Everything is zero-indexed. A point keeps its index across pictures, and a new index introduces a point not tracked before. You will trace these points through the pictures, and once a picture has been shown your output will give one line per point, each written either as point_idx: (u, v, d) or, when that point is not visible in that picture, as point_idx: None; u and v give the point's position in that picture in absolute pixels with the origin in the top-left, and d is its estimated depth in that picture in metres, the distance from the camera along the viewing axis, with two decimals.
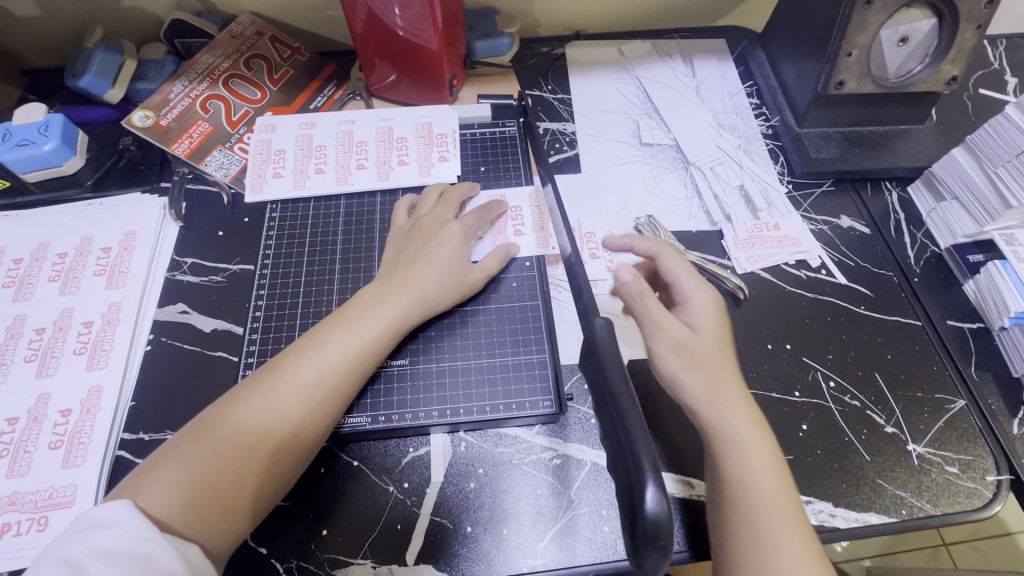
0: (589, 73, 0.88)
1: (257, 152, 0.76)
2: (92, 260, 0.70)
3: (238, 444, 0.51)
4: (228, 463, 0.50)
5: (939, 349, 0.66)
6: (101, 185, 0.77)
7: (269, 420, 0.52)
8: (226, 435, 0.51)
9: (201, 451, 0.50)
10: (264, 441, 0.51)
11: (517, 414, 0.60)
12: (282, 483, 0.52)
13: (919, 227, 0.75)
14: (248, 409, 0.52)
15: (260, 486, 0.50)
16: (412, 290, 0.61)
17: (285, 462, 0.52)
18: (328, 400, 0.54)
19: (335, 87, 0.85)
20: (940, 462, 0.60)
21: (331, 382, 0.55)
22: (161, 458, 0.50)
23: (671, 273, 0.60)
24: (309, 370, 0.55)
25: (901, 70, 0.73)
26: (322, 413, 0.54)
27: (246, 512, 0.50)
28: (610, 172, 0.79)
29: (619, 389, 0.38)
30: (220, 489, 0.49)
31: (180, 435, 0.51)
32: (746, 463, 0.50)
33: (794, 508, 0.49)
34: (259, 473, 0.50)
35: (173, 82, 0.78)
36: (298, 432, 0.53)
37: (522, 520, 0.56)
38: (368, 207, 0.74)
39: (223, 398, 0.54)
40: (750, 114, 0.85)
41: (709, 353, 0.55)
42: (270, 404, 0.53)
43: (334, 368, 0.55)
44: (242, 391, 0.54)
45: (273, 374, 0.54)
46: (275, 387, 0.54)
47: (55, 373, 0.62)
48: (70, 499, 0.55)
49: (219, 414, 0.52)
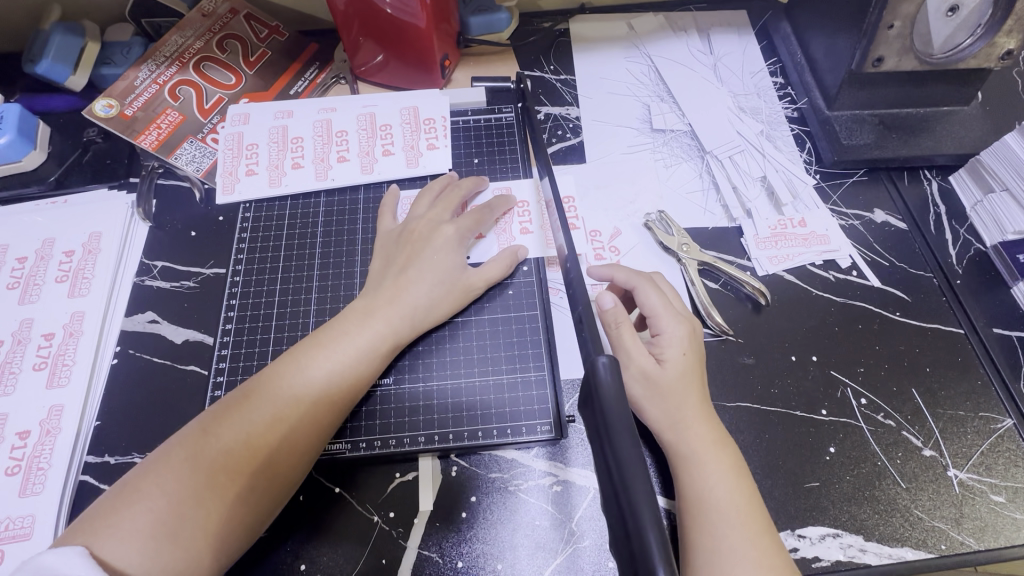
0: (596, 51, 0.81)
1: (229, 145, 0.70)
2: (54, 265, 0.64)
3: (208, 483, 0.45)
4: (196, 504, 0.44)
5: (984, 361, 0.60)
6: (65, 181, 0.71)
7: (242, 455, 0.47)
8: (193, 473, 0.45)
9: (164, 491, 0.44)
10: (236, 479, 0.46)
11: (512, 439, 0.55)
12: (256, 523, 0.47)
13: (961, 222, 0.68)
14: (218, 442, 0.47)
15: (234, 527, 0.46)
16: (403, 305, 0.56)
17: (260, 501, 0.47)
18: (307, 429, 0.49)
19: (317, 70, 0.77)
20: (984, 490, 0.54)
21: (312, 410, 0.50)
22: (115, 498, 0.44)
23: (647, 304, 0.55)
24: (287, 397, 0.50)
25: (947, 44, 0.65)
26: (301, 445, 0.49)
27: (216, 560, 0.45)
28: (618, 163, 0.72)
29: (626, 454, 0.33)
30: (187, 535, 0.43)
31: (140, 472, 0.46)
32: (705, 487, 0.47)
33: (765, 541, 0.45)
34: (232, 512, 0.45)
35: (138, 67, 0.71)
36: (275, 466, 0.48)
37: (518, 553, 0.51)
38: (350, 204, 0.68)
39: (187, 428, 0.48)
40: (773, 96, 0.77)
41: (677, 385, 0.52)
42: (244, 437, 0.47)
43: (315, 396, 0.50)
44: (210, 420, 0.48)
45: (245, 401, 0.49)
46: (249, 417, 0.48)
47: (13, 392, 0.57)
48: (28, 531, 0.51)
49: (183, 448, 0.47)
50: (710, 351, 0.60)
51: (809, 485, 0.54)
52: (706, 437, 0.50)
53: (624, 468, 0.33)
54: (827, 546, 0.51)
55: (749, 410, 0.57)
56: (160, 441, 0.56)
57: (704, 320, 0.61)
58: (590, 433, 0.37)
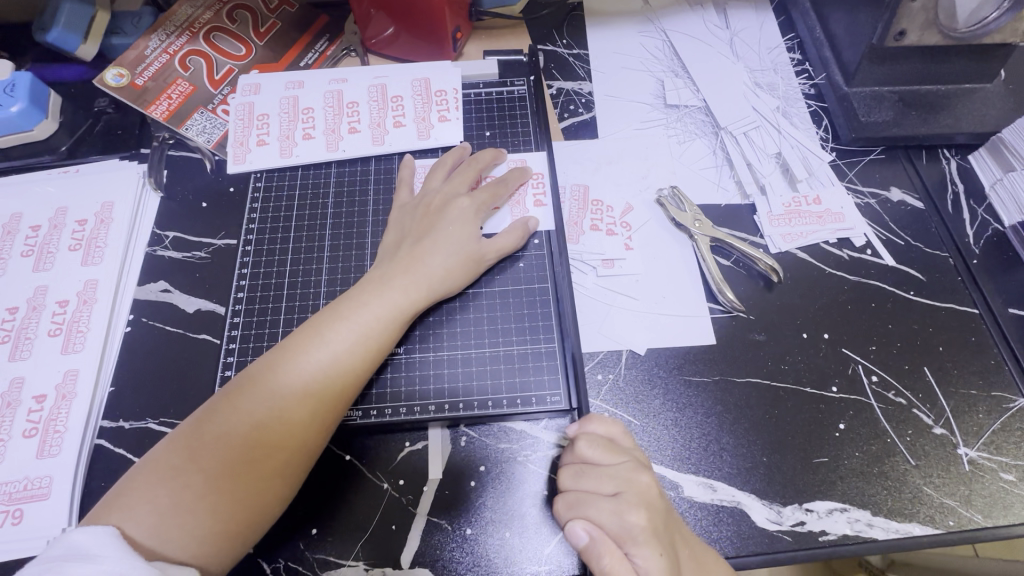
0: (610, 26, 0.79)
1: (239, 117, 0.69)
2: (67, 233, 0.65)
3: (240, 458, 0.46)
4: (231, 479, 0.45)
5: (998, 340, 0.59)
6: (77, 150, 0.71)
7: (270, 430, 0.47)
8: (226, 448, 0.46)
9: (198, 467, 0.45)
10: (267, 453, 0.47)
11: (521, 409, 0.55)
12: (288, 495, 0.48)
13: (980, 201, 0.66)
14: (246, 417, 0.47)
15: (267, 499, 0.46)
16: (417, 274, 0.55)
17: (291, 474, 0.48)
18: (332, 399, 0.49)
19: (328, 42, 0.77)
20: (994, 468, 0.54)
21: (335, 384, 0.50)
22: (145, 471, 0.45)
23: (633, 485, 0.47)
24: (311, 371, 0.49)
25: (972, 18, 0.63)
26: (326, 418, 0.49)
27: (253, 530, 0.46)
28: (630, 138, 0.71)
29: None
30: (223, 509, 0.45)
31: (169, 446, 0.47)
32: None
33: None
34: (265, 485, 0.46)
35: (149, 36, 0.71)
36: (303, 441, 0.48)
37: (527, 522, 0.51)
38: (361, 176, 0.68)
39: (213, 403, 0.48)
40: (791, 72, 0.75)
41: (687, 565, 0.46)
42: (272, 411, 0.48)
43: (337, 368, 0.50)
44: (235, 394, 0.49)
45: (268, 374, 0.49)
46: (275, 392, 0.48)
47: (29, 357, 0.58)
48: (46, 492, 0.52)
49: (213, 422, 0.47)
50: (721, 328, 0.60)
51: (818, 461, 0.54)
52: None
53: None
54: (834, 520, 0.52)
55: (760, 386, 0.57)
56: (175, 407, 0.57)
57: (716, 297, 0.61)
58: None
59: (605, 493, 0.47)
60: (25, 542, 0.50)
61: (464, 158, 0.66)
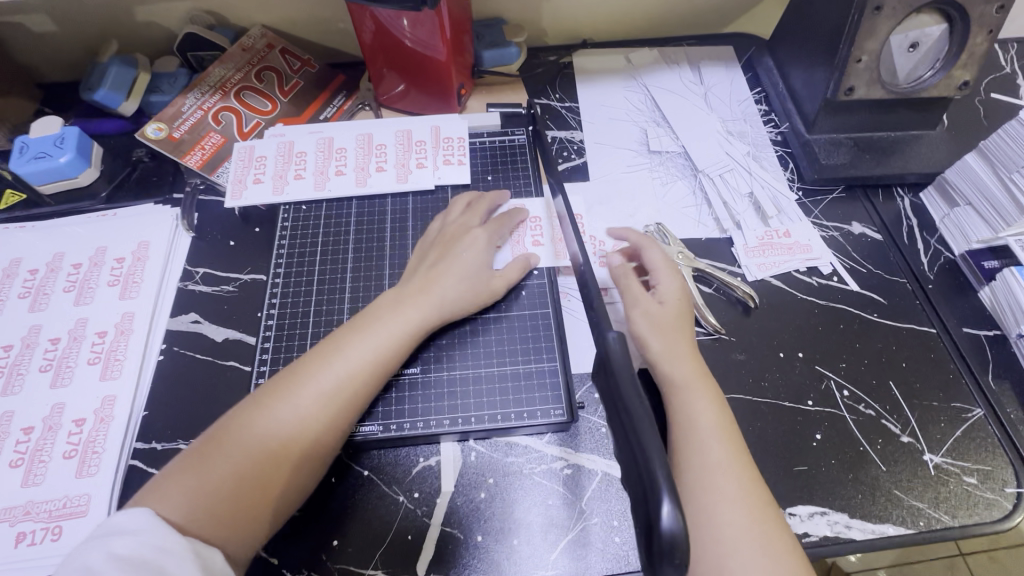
0: (597, 82, 0.89)
1: (278, 155, 0.77)
2: (105, 270, 0.70)
3: (264, 455, 0.50)
4: (256, 471, 0.50)
5: (955, 357, 0.65)
6: (115, 196, 0.78)
7: (292, 431, 0.52)
8: (253, 444, 0.50)
9: (227, 461, 0.49)
10: (288, 452, 0.51)
11: (527, 422, 0.60)
12: (305, 490, 0.53)
13: (931, 233, 0.74)
14: (271, 418, 0.52)
15: (283, 492, 0.51)
16: (433, 297, 0.61)
17: (309, 470, 0.52)
18: (349, 406, 0.54)
19: (345, 98, 0.86)
20: (958, 472, 0.59)
21: (351, 390, 0.55)
22: (178, 465, 0.49)
23: (650, 263, 0.65)
24: (330, 378, 0.54)
25: (911, 75, 0.73)
26: (344, 421, 0.54)
27: (271, 520, 0.50)
28: (619, 180, 0.79)
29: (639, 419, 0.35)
30: (249, 499, 0.49)
31: (201, 442, 0.51)
32: (693, 418, 0.55)
33: (757, 514, 0.50)
34: (283, 478, 0.51)
35: (186, 95, 0.79)
36: (321, 441, 0.53)
37: (533, 530, 0.56)
38: (378, 212, 0.75)
39: (243, 405, 0.53)
40: (759, 121, 0.85)
41: (673, 323, 0.60)
42: (294, 413, 0.52)
43: (357, 378, 0.55)
44: (261, 398, 0.53)
45: (293, 380, 0.54)
46: (297, 396, 0.53)
47: (69, 383, 0.63)
48: (84, 509, 0.56)
49: (241, 420, 0.52)
50: (705, 349, 0.66)
51: (798, 469, 0.59)
52: (693, 373, 0.58)
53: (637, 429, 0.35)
54: (815, 523, 0.56)
55: (743, 401, 0.63)
56: (204, 429, 0.61)
57: (700, 321, 0.67)
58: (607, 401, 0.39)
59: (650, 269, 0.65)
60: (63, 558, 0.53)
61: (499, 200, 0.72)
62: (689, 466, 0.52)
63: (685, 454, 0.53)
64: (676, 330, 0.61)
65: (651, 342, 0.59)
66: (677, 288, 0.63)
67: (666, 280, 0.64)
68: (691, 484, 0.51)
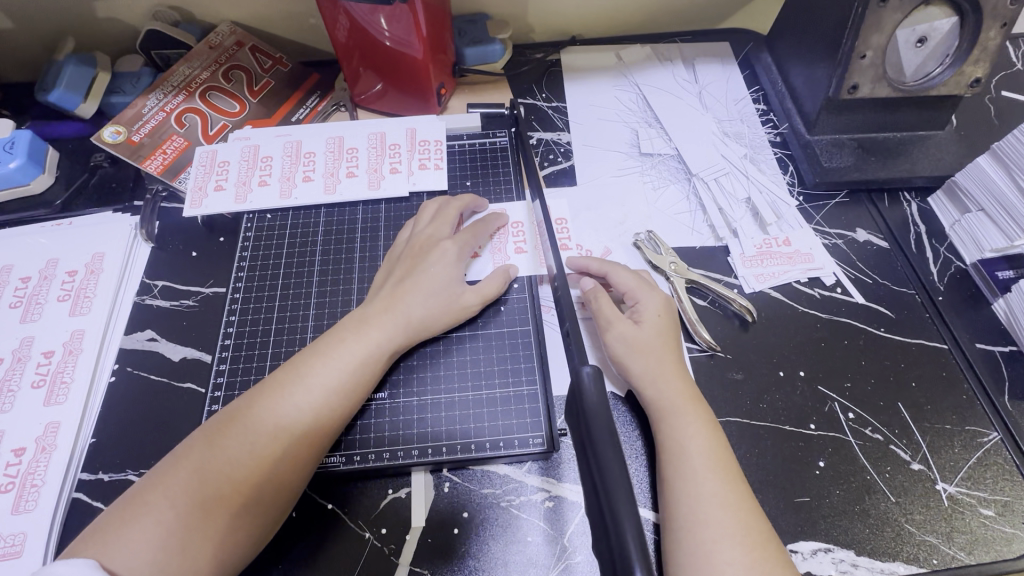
0: (586, 80, 0.84)
1: (242, 159, 0.72)
2: (56, 285, 0.66)
3: (214, 495, 0.45)
4: (209, 515, 0.44)
5: (968, 375, 0.61)
6: (71, 204, 0.73)
7: (249, 467, 0.46)
8: (207, 484, 0.45)
9: (172, 503, 0.44)
10: (242, 491, 0.46)
11: (504, 452, 0.55)
12: (264, 533, 0.47)
13: (941, 241, 0.70)
14: (223, 454, 0.46)
15: (239, 536, 0.45)
16: (399, 314, 0.56)
17: (270, 509, 0.47)
18: (313, 436, 0.49)
19: (319, 98, 0.81)
20: (973, 504, 0.54)
21: (313, 421, 0.50)
22: (122, 510, 0.44)
23: (622, 282, 0.61)
24: (289, 408, 0.49)
25: (919, 72, 0.68)
26: (305, 454, 0.49)
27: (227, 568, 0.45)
28: (608, 184, 0.74)
29: (610, 470, 0.33)
30: (197, 548, 0.43)
31: (148, 483, 0.46)
32: (685, 441, 0.50)
33: (759, 558, 0.45)
34: (240, 521, 0.45)
35: (147, 96, 0.74)
36: (279, 477, 0.47)
37: (511, 570, 0.51)
38: (349, 220, 0.70)
39: (195, 439, 0.48)
40: (756, 122, 0.80)
41: (654, 342, 0.56)
42: (248, 448, 0.47)
43: (319, 406, 0.50)
44: (213, 432, 0.48)
45: (251, 409, 0.49)
46: (254, 428, 0.48)
47: (11, 409, 0.58)
48: (19, 549, 0.51)
49: (192, 457, 0.46)
50: (699, 367, 0.61)
51: (800, 500, 0.54)
52: (682, 393, 0.53)
53: (607, 482, 0.32)
54: (819, 561, 0.51)
55: (739, 425, 0.58)
56: (155, 457, 0.56)
57: (692, 336, 0.63)
58: (575, 443, 0.37)
59: (626, 281, 0.61)
60: None
61: (478, 206, 0.68)
62: (679, 499, 0.48)
63: (675, 486, 0.49)
64: (659, 347, 0.56)
65: (632, 365, 0.55)
66: (659, 302, 0.59)
67: (644, 297, 0.59)
68: (683, 520, 0.47)
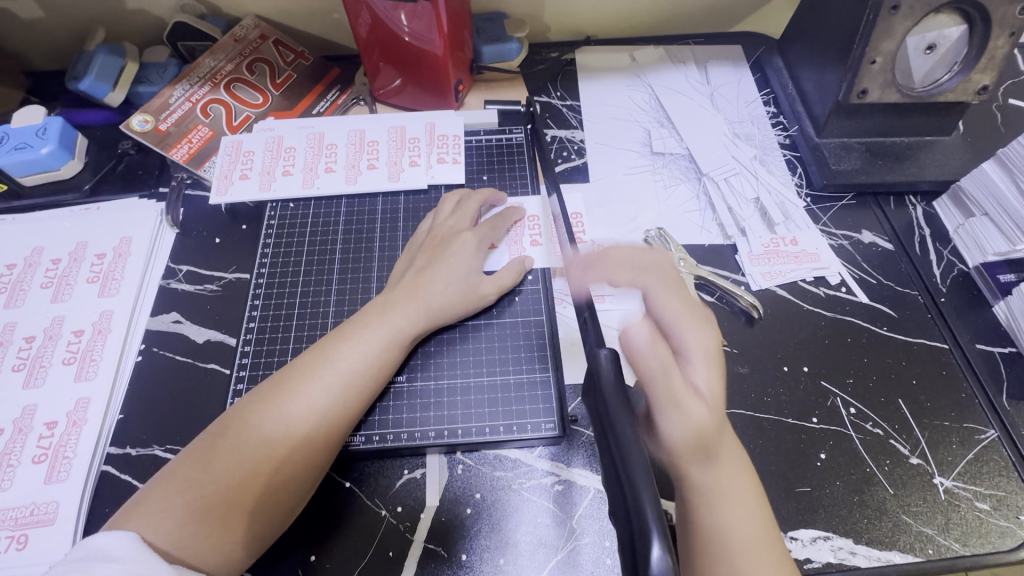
0: (600, 80, 0.86)
1: (267, 149, 0.75)
2: (85, 266, 0.68)
3: (250, 471, 0.47)
4: (244, 490, 0.47)
5: (968, 375, 0.62)
6: (98, 189, 0.75)
7: (281, 445, 0.48)
8: (242, 460, 0.47)
9: (212, 477, 0.46)
10: (275, 467, 0.48)
11: (517, 436, 0.57)
12: (294, 507, 0.50)
13: (945, 244, 0.71)
14: (257, 432, 0.49)
15: (272, 510, 0.48)
16: (420, 302, 0.58)
17: (302, 485, 0.49)
18: (340, 417, 0.51)
19: (339, 92, 0.82)
20: (969, 497, 0.56)
21: (341, 402, 0.52)
22: (162, 483, 0.46)
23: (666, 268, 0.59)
24: (319, 389, 0.51)
25: (928, 78, 0.70)
26: (332, 434, 0.51)
27: (261, 540, 0.48)
28: (620, 182, 0.76)
29: (628, 447, 0.34)
30: (234, 521, 0.46)
31: (187, 456, 0.48)
32: None
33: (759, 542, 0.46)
34: (273, 495, 0.48)
35: (173, 86, 0.77)
36: (308, 455, 0.49)
37: (521, 550, 0.53)
38: (369, 211, 0.72)
39: (230, 417, 0.50)
40: (767, 124, 0.82)
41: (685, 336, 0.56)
42: (282, 426, 0.49)
43: (347, 385, 0.52)
44: (246, 411, 0.50)
45: (283, 390, 0.51)
46: (285, 407, 0.50)
47: (43, 384, 0.60)
48: (52, 517, 0.53)
49: (227, 434, 0.49)
50: None
51: (801, 490, 0.56)
52: None
53: (627, 459, 0.34)
54: (818, 548, 0.53)
55: (745, 417, 0.60)
56: (180, 434, 0.59)
57: None
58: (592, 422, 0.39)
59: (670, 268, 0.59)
60: (28, 568, 0.51)
61: (495, 200, 0.70)
62: None
63: None
64: None
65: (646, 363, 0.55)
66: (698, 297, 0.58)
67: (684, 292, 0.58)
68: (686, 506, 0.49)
